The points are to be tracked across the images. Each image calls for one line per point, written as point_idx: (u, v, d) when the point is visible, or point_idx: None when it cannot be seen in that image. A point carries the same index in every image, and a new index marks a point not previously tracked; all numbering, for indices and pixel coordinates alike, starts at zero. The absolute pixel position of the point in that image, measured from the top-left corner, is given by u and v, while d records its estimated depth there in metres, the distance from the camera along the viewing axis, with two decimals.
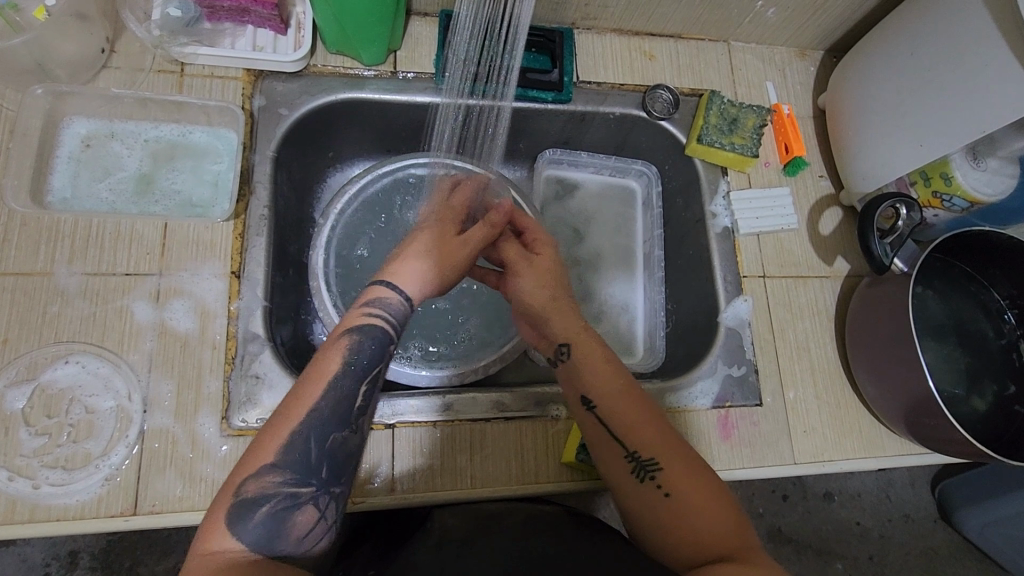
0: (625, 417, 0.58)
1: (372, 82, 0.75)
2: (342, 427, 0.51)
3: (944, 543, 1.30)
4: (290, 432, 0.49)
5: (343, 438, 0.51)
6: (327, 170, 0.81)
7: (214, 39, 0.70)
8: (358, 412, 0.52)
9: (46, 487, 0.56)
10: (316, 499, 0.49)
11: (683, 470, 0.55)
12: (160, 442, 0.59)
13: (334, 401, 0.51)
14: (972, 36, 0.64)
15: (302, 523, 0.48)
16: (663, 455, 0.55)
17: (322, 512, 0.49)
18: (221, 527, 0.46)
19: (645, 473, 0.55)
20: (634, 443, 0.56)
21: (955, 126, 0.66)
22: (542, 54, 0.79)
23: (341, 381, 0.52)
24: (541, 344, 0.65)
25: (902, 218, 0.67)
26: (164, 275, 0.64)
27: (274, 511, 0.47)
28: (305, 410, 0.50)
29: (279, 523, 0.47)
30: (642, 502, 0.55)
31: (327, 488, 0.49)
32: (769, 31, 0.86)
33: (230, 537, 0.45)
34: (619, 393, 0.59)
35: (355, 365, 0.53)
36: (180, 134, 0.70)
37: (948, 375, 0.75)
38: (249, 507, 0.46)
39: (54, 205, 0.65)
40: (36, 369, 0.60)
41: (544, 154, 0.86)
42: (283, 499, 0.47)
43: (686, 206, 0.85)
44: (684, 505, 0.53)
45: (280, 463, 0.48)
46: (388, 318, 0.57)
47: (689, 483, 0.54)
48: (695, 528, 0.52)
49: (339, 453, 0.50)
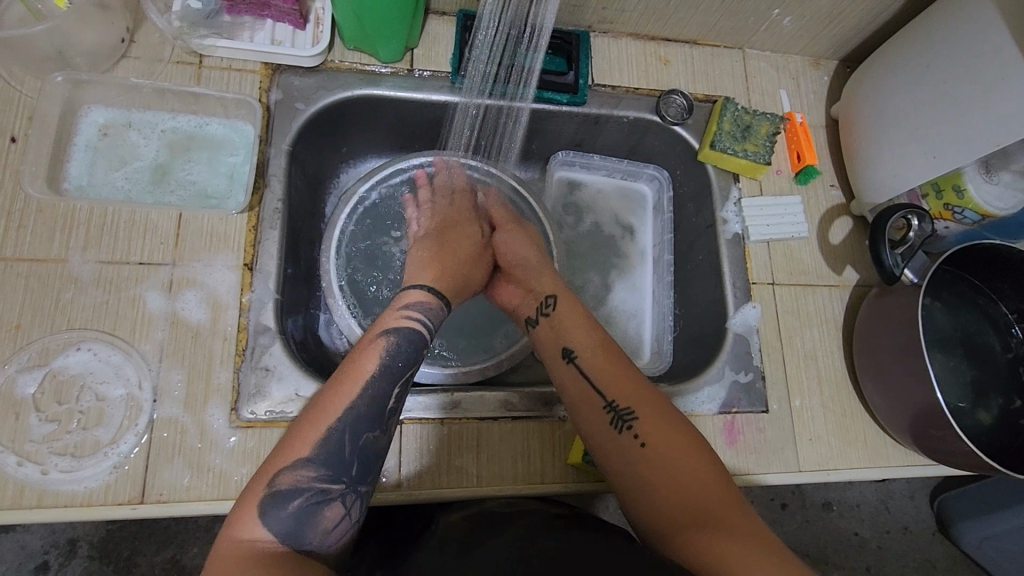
0: (603, 368, 0.60)
1: (388, 79, 0.75)
2: (375, 426, 0.52)
3: (943, 556, 1.30)
4: (326, 426, 0.50)
5: (375, 437, 0.52)
6: (340, 166, 0.82)
7: (233, 33, 0.71)
8: (391, 413, 0.53)
9: (55, 473, 0.57)
10: (345, 495, 0.49)
11: (662, 424, 0.56)
12: (169, 431, 0.60)
13: (372, 399, 0.52)
14: (988, 50, 0.64)
15: (329, 517, 0.48)
16: (642, 408, 0.57)
17: (348, 508, 0.49)
18: (253, 516, 0.46)
19: (624, 424, 0.56)
20: (615, 395, 0.58)
21: (969, 138, 0.66)
22: (558, 56, 0.79)
23: (381, 380, 0.54)
24: (524, 303, 0.68)
25: (914, 229, 0.67)
26: (177, 265, 0.64)
27: (306, 504, 0.47)
28: (342, 406, 0.51)
29: (309, 516, 0.47)
30: (622, 453, 0.55)
31: (356, 485, 0.50)
32: (784, 39, 0.86)
33: (260, 527, 0.45)
34: (598, 347, 0.62)
35: (392, 369, 0.55)
36: (197, 126, 0.71)
37: (954, 387, 0.75)
38: (281, 499, 0.47)
39: (70, 192, 0.65)
40: (49, 355, 0.60)
41: (557, 156, 0.87)
42: (315, 493, 0.48)
43: (697, 212, 0.85)
44: (661, 461, 0.54)
45: (315, 457, 0.49)
46: (424, 322, 0.60)
47: (669, 438, 0.55)
48: (672, 485, 0.52)
49: (371, 453, 0.51)
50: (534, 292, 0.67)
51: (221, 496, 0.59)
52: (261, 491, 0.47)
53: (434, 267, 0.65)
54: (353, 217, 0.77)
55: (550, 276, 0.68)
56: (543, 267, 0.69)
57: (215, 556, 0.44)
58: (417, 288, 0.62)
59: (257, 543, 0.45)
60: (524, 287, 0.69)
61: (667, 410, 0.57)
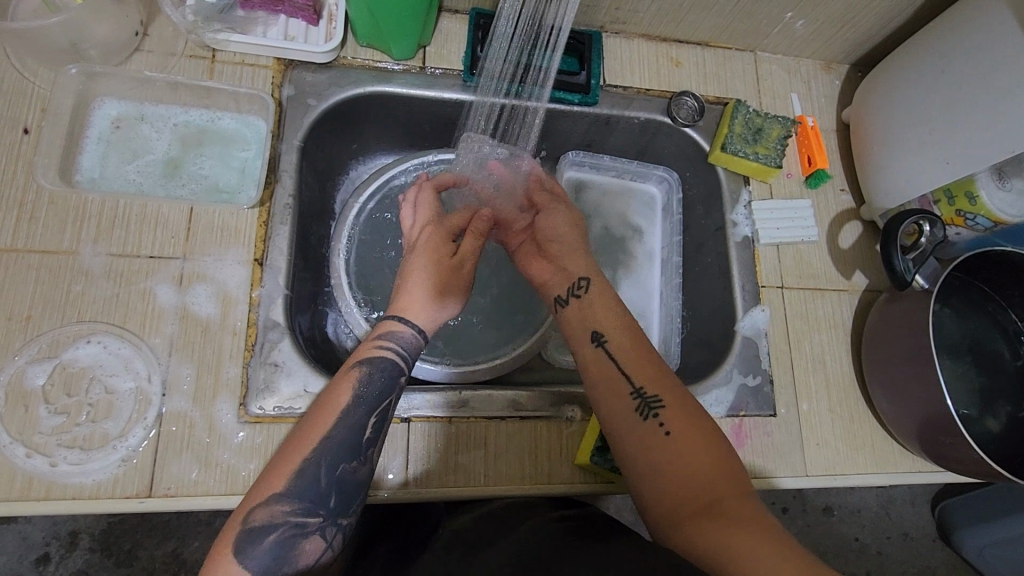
0: (631, 355, 0.60)
1: (400, 77, 0.75)
2: (351, 458, 0.52)
3: (943, 563, 1.30)
4: (301, 462, 0.50)
5: (352, 468, 0.52)
6: (351, 162, 0.81)
7: (246, 27, 0.70)
8: (367, 444, 0.54)
9: (64, 465, 0.57)
10: (323, 528, 0.50)
11: (685, 418, 0.55)
12: (178, 426, 0.59)
13: (346, 435, 0.52)
14: (1001, 58, 0.64)
15: (307, 550, 0.49)
16: (668, 398, 0.56)
17: (328, 541, 0.50)
18: (227, 554, 0.46)
19: (648, 412, 0.56)
20: (642, 383, 0.57)
21: (983, 146, 0.66)
22: (570, 56, 0.79)
23: (354, 412, 0.54)
24: (553, 280, 0.67)
25: (926, 235, 0.67)
26: (187, 259, 0.64)
27: (282, 539, 0.48)
28: (318, 439, 0.51)
29: (286, 550, 0.48)
30: (642, 440, 0.55)
31: (334, 518, 0.51)
32: (796, 43, 0.86)
33: (237, 564, 0.46)
34: (628, 334, 0.61)
35: (367, 399, 0.55)
36: (209, 120, 0.71)
37: (962, 394, 0.75)
38: (257, 535, 0.47)
39: (82, 184, 0.65)
40: (58, 347, 0.60)
41: (567, 156, 0.86)
42: (291, 528, 0.48)
43: (706, 214, 0.85)
44: (680, 453, 0.53)
45: (291, 492, 0.49)
46: (399, 354, 0.58)
47: (689, 430, 0.54)
48: (689, 478, 0.52)
49: (349, 483, 0.52)
50: (566, 272, 0.66)
51: (229, 491, 0.59)
52: (237, 526, 0.47)
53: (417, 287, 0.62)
54: (373, 198, 0.78)
55: (584, 257, 0.67)
56: (577, 247, 0.68)
57: None
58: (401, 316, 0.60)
59: None
60: (556, 265, 0.68)
61: (691, 403, 0.57)
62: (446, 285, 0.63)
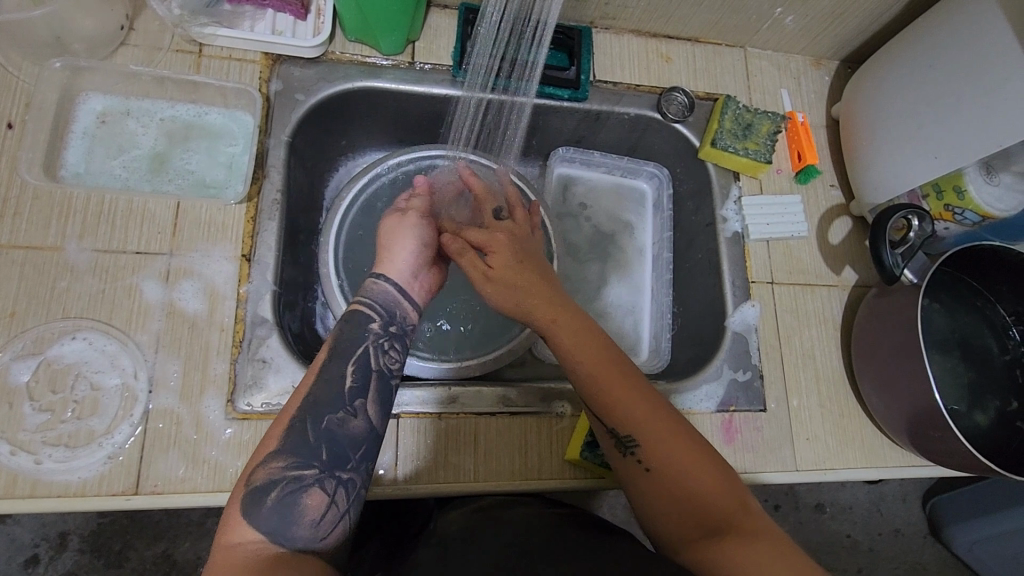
0: (598, 392, 0.56)
1: (390, 72, 0.74)
2: (336, 408, 0.53)
3: (934, 559, 1.30)
4: (289, 419, 0.51)
5: (341, 418, 0.53)
6: (339, 159, 0.81)
7: (233, 22, 0.70)
8: (353, 393, 0.54)
9: (48, 463, 0.56)
10: (322, 481, 0.50)
11: (668, 442, 0.54)
12: (165, 422, 0.59)
13: (331, 391, 0.53)
14: (990, 53, 0.64)
15: (310, 505, 0.49)
16: (644, 430, 0.54)
17: (330, 495, 0.50)
18: (236, 519, 0.47)
19: (626, 449, 0.55)
20: (614, 420, 0.55)
21: (970, 140, 0.66)
22: (560, 51, 0.79)
23: (332, 366, 0.54)
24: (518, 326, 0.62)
25: (914, 229, 0.67)
26: (174, 255, 0.64)
27: (282, 496, 0.48)
28: (302, 395, 0.53)
29: (288, 508, 0.48)
30: (631, 478, 0.55)
31: (331, 470, 0.51)
32: (786, 39, 0.86)
33: (245, 525, 0.47)
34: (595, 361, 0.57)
35: (341, 350, 0.55)
36: (196, 115, 0.70)
37: (951, 389, 0.75)
38: (259, 496, 0.48)
39: (67, 179, 0.64)
40: (43, 343, 0.59)
41: (557, 152, 0.86)
42: (289, 482, 0.49)
43: (696, 210, 0.85)
44: (670, 481, 0.53)
45: (284, 448, 0.50)
46: (372, 304, 0.59)
47: (674, 457, 0.53)
48: (688, 504, 0.52)
49: (338, 433, 0.52)
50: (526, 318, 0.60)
51: (217, 488, 0.59)
52: (240, 493, 0.48)
53: (396, 258, 0.62)
54: (362, 192, 0.77)
55: (545, 308, 0.59)
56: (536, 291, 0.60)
57: (208, 562, 0.45)
58: (379, 270, 0.61)
59: (245, 543, 0.46)
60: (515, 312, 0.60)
61: (672, 421, 0.55)
62: (427, 258, 0.64)
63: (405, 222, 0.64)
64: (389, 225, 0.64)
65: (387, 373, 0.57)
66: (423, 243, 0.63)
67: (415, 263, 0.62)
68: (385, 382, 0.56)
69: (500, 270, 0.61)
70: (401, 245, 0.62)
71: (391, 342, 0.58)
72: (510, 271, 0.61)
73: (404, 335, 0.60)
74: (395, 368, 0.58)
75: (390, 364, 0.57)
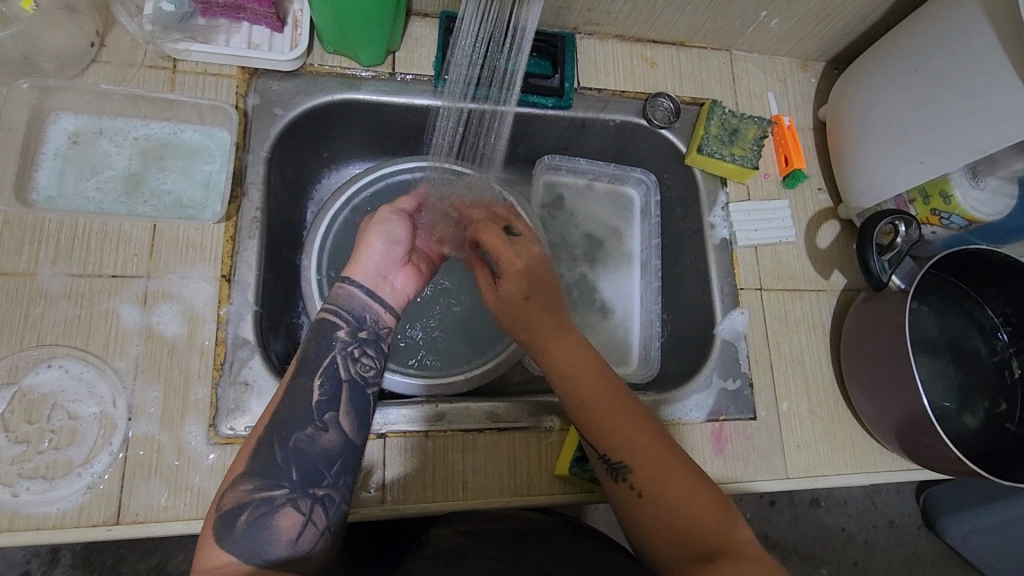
0: (592, 417, 0.56)
1: (370, 83, 0.73)
2: (306, 424, 0.52)
3: (929, 549, 1.31)
4: (256, 441, 0.51)
5: (310, 435, 0.52)
6: (322, 171, 0.80)
7: (207, 36, 0.68)
8: (322, 407, 0.53)
9: (26, 495, 0.55)
10: (294, 500, 0.49)
11: (659, 468, 0.54)
12: (146, 449, 0.58)
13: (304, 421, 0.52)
14: (974, 56, 0.63)
15: (284, 526, 0.48)
16: (633, 452, 0.54)
17: (305, 514, 0.49)
18: (210, 544, 0.46)
19: (618, 474, 0.55)
20: (605, 444, 0.56)
21: (955, 146, 0.66)
22: (543, 59, 0.78)
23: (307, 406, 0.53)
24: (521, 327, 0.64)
25: (902, 235, 0.66)
26: (151, 278, 0.63)
27: (253, 518, 0.47)
28: (268, 416, 0.52)
29: (260, 529, 0.47)
30: (623, 502, 0.55)
31: (304, 489, 0.50)
32: (772, 41, 0.85)
33: (219, 550, 0.46)
34: (584, 369, 0.58)
35: (308, 364, 0.54)
36: (171, 133, 0.69)
37: (940, 390, 0.75)
38: (230, 519, 0.47)
39: (39, 203, 0.63)
40: (18, 372, 0.58)
41: (543, 160, 0.85)
42: (259, 505, 0.48)
43: (684, 216, 0.84)
44: (662, 507, 0.52)
45: (252, 471, 0.49)
46: (339, 312, 0.58)
47: (664, 481, 0.53)
48: (681, 529, 0.51)
49: (309, 450, 0.51)
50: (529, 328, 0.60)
51: (200, 514, 0.57)
52: (211, 520, 0.47)
53: (368, 256, 0.60)
54: (357, 194, 0.77)
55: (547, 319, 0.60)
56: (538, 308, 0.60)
57: None
58: (345, 274, 0.60)
59: (220, 565, 0.45)
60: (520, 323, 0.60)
61: (661, 443, 0.55)
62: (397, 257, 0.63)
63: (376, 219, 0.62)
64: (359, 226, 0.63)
65: (360, 381, 0.56)
66: (392, 242, 0.62)
67: (385, 264, 0.61)
68: (358, 392, 0.55)
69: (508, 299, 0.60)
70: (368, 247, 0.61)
71: (361, 349, 0.57)
72: (519, 302, 0.60)
73: (377, 338, 0.59)
74: (368, 376, 0.57)
75: (363, 372, 0.57)
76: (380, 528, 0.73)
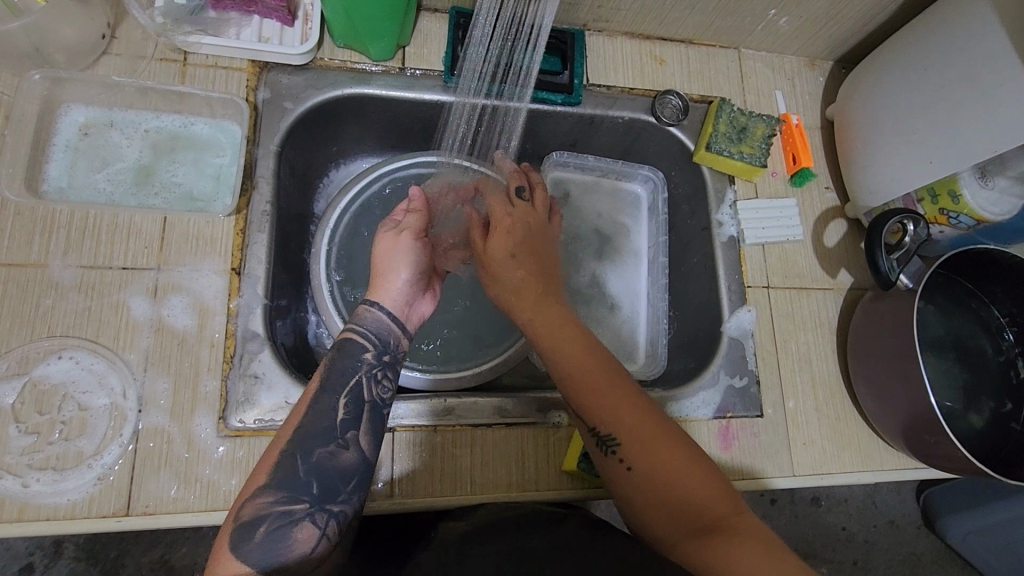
0: (584, 389, 0.57)
1: (379, 78, 0.73)
2: (328, 440, 0.52)
3: (928, 550, 1.31)
4: (279, 452, 0.51)
5: (331, 451, 0.52)
6: (330, 166, 0.80)
7: (219, 29, 0.68)
8: (345, 425, 0.53)
9: (36, 486, 0.55)
10: (312, 514, 0.49)
11: (648, 440, 0.54)
12: (155, 441, 0.58)
13: (317, 416, 0.52)
14: (983, 57, 0.64)
15: (300, 539, 0.48)
16: (622, 425, 0.55)
17: (320, 528, 0.49)
18: (225, 552, 0.46)
19: (608, 447, 0.55)
20: (595, 420, 0.56)
21: (965, 145, 0.66)
22: (552, 56, 0.78)
23: (318, 398, 0.53)
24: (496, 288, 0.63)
25: (910, 234, 0.66)
26: (162, 270, 0.63)
27: (272, 530, 0.48)
28: (292, 431, 0.52)
29: (276, 542, 0.47)
30: (614, 476, 0.55)
31: (322, 504, 0.50)
32: (780, 40, 0.85)
33: (234, 560, 0.46)
34: (572, 343, 0.58)
35: (332, 382, 0.54)
36: (182, 125, 0.69)
37: (946, 389, 0.75)
38: (247, 529, 0.47)
39: (49, 194, 0.63)
40: (28, 363, 0.58)
41: (551, 156, 0.85)
42: (278, 517, 0.48)
43: (691, 214, 0.84)
44: (654, 480, 0.53)
45: (273, 483, 0.49)
46: (364, 332, 0.57)
47: (654, 455, 0.53)
48: (676, 504, 0.51)
49: (330, 467, 0.51)
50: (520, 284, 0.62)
51: (209, 506, 0.57)
52: (228, 528, 0.48)
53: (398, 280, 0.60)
54: (373, 183, 0.77)
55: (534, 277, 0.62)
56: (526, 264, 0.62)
57: None
58: (371, 297, 0.59)
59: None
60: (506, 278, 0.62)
61: (651, 415, 0.55)
62: (419, 283, 0.63)
63: (400, 243, 0.62)
64: (383, 245, 0.62)
65: (380, 402, 0.56)
66: (417, 268, 0.62)
67: (409, 292, 0.61)
68: (377, 412, 0.55)
69: (495, 262, 0.63)
70: (395, 269, 0.61)
71: (384, 371, 0.57)
72: (507, 262, 0.62)
73: (395, 362, 0.59)
74: (388, 397, 0.57)
75: (382, 394, 0.56)
76: (387, 519, 0.73)
